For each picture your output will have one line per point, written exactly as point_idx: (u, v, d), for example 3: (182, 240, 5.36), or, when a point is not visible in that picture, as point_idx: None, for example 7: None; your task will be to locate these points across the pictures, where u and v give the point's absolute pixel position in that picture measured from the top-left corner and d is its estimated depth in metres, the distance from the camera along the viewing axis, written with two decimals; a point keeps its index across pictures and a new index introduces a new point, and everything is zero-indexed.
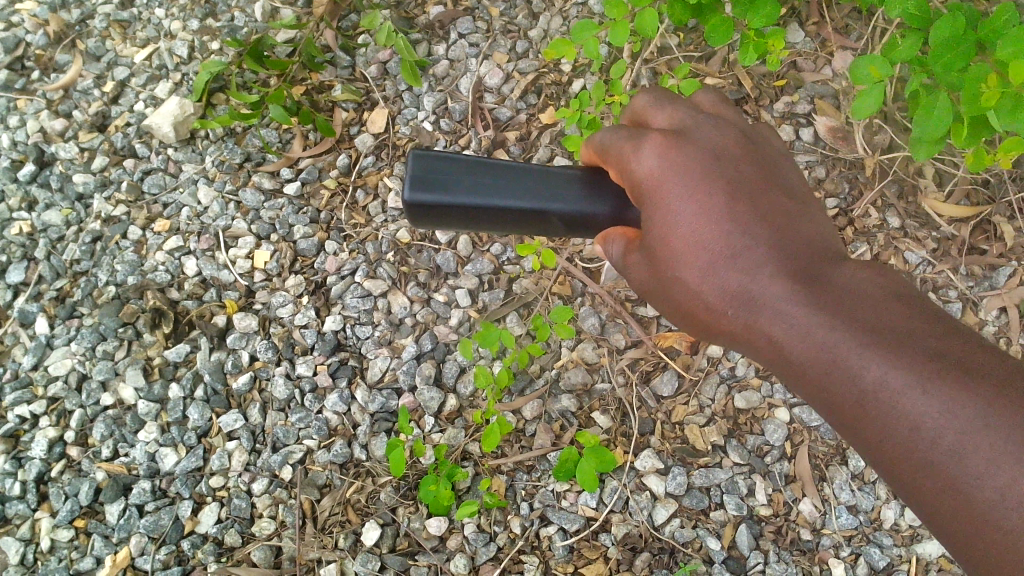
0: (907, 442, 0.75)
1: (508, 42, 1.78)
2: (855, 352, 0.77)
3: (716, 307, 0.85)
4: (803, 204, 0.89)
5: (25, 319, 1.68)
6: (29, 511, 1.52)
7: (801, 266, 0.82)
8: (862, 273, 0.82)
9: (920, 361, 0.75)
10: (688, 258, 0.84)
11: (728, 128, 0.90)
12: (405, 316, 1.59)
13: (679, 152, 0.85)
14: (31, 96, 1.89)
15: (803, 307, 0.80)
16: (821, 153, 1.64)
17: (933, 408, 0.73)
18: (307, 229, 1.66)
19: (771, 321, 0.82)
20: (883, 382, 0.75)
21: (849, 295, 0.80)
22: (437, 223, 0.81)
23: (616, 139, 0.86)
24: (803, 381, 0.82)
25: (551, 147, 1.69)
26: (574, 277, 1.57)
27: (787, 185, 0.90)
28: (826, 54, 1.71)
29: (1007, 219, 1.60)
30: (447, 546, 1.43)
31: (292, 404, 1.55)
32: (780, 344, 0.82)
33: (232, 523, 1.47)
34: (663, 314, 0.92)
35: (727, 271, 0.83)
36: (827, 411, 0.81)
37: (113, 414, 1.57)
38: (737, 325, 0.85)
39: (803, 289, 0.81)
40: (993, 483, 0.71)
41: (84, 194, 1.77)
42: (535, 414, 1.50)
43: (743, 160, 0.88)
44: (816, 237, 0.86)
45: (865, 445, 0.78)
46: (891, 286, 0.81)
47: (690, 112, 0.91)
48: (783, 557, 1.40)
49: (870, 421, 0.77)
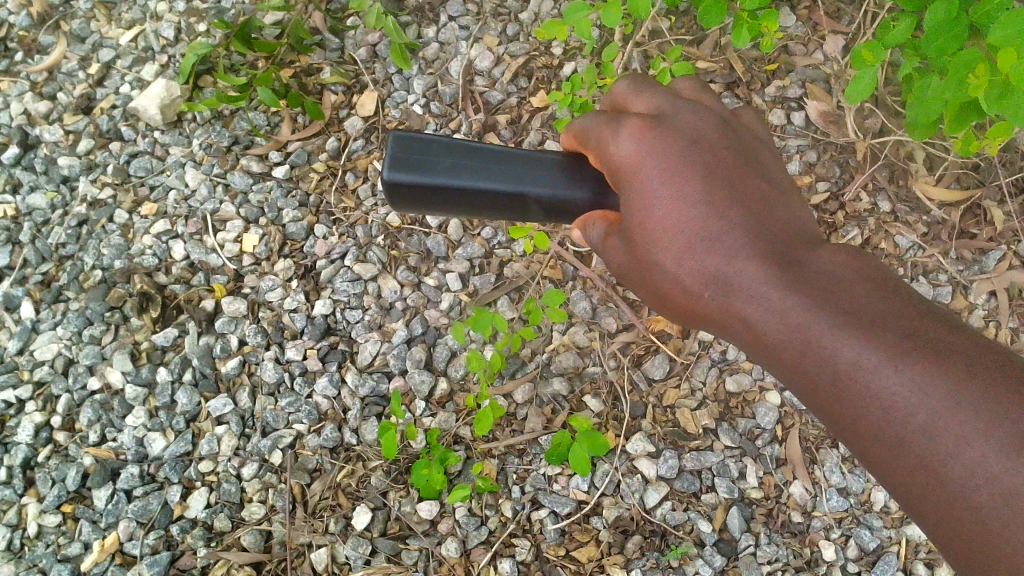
0: (880, 423, 0.74)
1: (498, 25, 1.77)
2: (830, 333, 0.76)
3: (692, 291, 0.84)
4: (781, 191, 0.88)
5: (9, 303, 1.66)
6: (15, 496, 1.51)
7: (777, 249, 0.82)
8: (838, 256, 0.81)
9: (895, 341, 0.74)
10: (665, 242, 0.84)
11: (708, 114, 0.89)
12: (395, 300, 1.57)
13: (659, 136, 0.84)
14: (14, 78, 1.86)
15: (779, 289, 0.79)
16: (811, 138, 1.64)
17: (906, 386, 0.72)
18: (297, 213, 1.65)
19: (747, 303, 0.81)
20: (858, 362, 0.74)
21: (824, 278, 0.79)
22: (417, 206, 0.80)
23: (596, 124, 0.87)
24: (780, 364, 0.81)
25: (542, 130, 1.68)
26: (566, 261, 1.56)
27: (766, 173, 0.89)
28: (818, 38, 1.70)
29: (997, 204, 1.60)
30: (438, 530, 1.43)
31: (281, 388, 1.53)
32: (755, 326, 0.81)
33: (221, 508, 1.46)
34: (643, 300, 0.92)
35: (704, 255, 0.83)
36: (802, 394, 0.81)
37: (100, 399, 1.56)
38: (713, 307, 0.84)
39: (780, 272, 0.80)
40: (965, 461, 0.69)
41: (69, 177, 1.75)
42: (526, 398, 1.50)
43: (723, 146, 0.87)
44: (793, 221, 0.85)
45: (840, 427, 0.77)
46: (867, 269, 0.80)
47: (668, 98, 0.90)
48: (773, 539, 1.40)
49: (845, 402, 0.76)
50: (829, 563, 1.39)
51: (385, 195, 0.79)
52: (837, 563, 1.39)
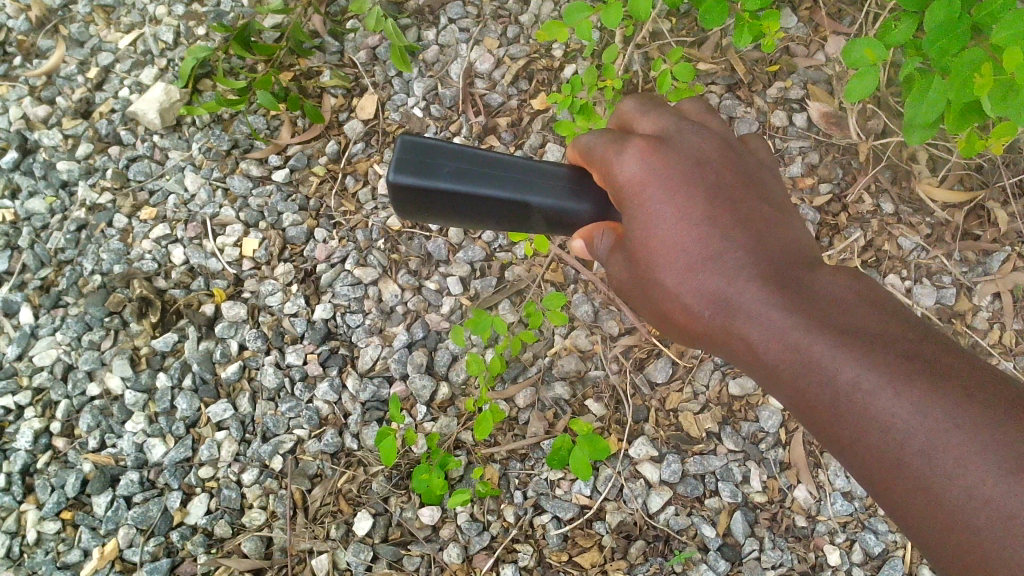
0: (878, 444, 0.73)
1: (499, 27, 1.76)
2: (829, 354, 0.75)
3: (693, 310, 0.83)
4: (782, 212, 0.87)
5: (8, 308, 1.65)
6: (14, 503, 1.50)
7: (777, 270, 0.81)
8: (839, 278, 0.81)
9: (894, 363, 0.73)
10: (666, 261, 0.83)
11: (713, 137, 0.89)
12: (396, 304, 1.57)
13: (661, 157, 0.83)
14: (13, 82, 1.86)
15: (779, 309, 0.79)
16: (814, 139, 1.64)
17: (904, 409, 0.71)
18: (297, 217, 1.64)
19: (747, 323, 0.80)
20: (858, 383, 0.73)
21: (823, 300, 0.79)
22: (420, 211, 0.79)
23: (602, 141, 0.85)
24: (779, 384, 0.80)
25: (543, 133, 1.67)
26: (567, 264, 1.56)
27: (768, 194, 0.88)
28: (820, 39, 1.69)
29: (1001, 205, 1.59)
30: (440, 535, 1.42)
31: (281, 393, 1.52)
32: (754, 346, 0.80)
33: (222, 514, 1.45)
34: (644, 318, 0.91)
35: (705, 274, 0.82)
36: (801, 415, 0.80)
37: (100, 404, 1.55)
38: (713, 327, 0.83)
39: (778, 293, 0.80)
40: (961, 483, 0.68)
41: (68, 181, 1.75)
42: (528, 402, 1.49)
43: (725, 168, 0.87)
44: (794, 243, 0.85)
45: (838, 447, 0.76)
46: (867, 291, 0.79)
47: (674, 119, 0.90)
48: (778, 544, 1.39)
49: (844, 423, 0.74)
50: (833, 567, 1.38)
51: (389, 198, 0.78)
52: (842, 568, 1.38)
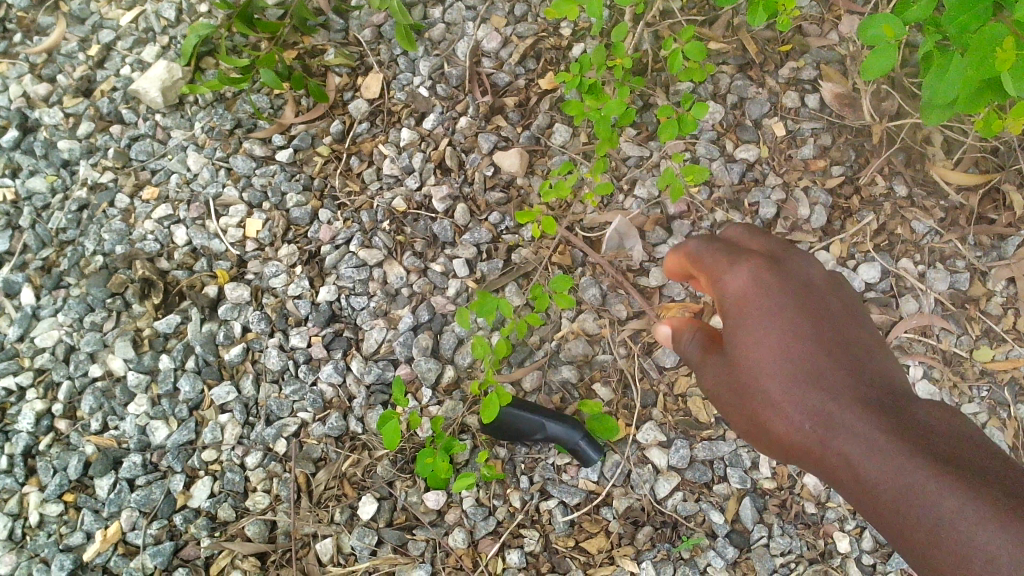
0: (931, 540, 0.84)
1: (506, 5, 1.72)
2: (914, 469, 0.87)
3: (792, 422, 0.97)
4: (888, 358, 1.03)
5: (9, 289, 1.63)
6: (16, 485, 1.48)
7: (880, 402, 0.95)
8: (943, 415, 0.94)
9: (966, 476, 0.85)
10: (767, 373, 0.99)
11: (828, 275, 1.09)
12: (401, 286, 1.55)
13: (773, 279, 1.03)
14: (13, 59, 1.83)
15: (882, 433, 0.91)
16: (826, 121, 1.61)
17: (974, 511, 0.82)
18: (301, 197, 1.62)
19: (846, 442, 0.93)
20: (945, 502, 0.84)
21: (922, 428, 0.92)
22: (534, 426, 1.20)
23: (713, 252, 1.08)
24: (870, 497, 0.91)
25: (550, 113, 1.65)
26: (574, 246, 1.55)
27: (870, 340, 1.04)
28: (833, 18, 1.66)
29: (1016, 188, 1.56)
30: (445, 520, 1.40)
31: (285, 375, 1.51)
32: (852, 462, 0.92)
33: (226, 497, 1.44)
34: (736, 428, 1.05)
35: (805, 390, 0.97)
36: (870, 519, 0.92)
37: (102, 386, 1.53)
38: (805, 438, 0.96)
39: (878, 418, 0.93)
40: (998, 568, 0.79)
41: (70, 160, 1.73)
42: (535, 385, 1.47)
43: (838, 311, 1.05)
44: (897, 381, 1.00)
45: (895, 540, 0.89)
46: (966, 428, 0.93)
47: (794, 250, 1.10)
48: (787, 530, 1.38)
49: (900, 517, 0.87)
50: (843, 554, 1.37)
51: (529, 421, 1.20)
52: (851, 555, 1.37)
